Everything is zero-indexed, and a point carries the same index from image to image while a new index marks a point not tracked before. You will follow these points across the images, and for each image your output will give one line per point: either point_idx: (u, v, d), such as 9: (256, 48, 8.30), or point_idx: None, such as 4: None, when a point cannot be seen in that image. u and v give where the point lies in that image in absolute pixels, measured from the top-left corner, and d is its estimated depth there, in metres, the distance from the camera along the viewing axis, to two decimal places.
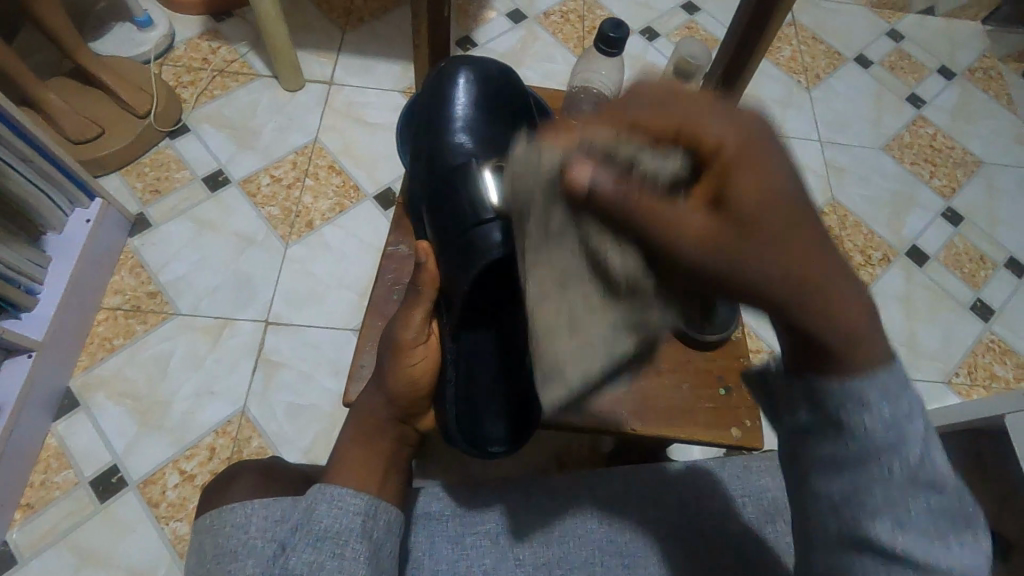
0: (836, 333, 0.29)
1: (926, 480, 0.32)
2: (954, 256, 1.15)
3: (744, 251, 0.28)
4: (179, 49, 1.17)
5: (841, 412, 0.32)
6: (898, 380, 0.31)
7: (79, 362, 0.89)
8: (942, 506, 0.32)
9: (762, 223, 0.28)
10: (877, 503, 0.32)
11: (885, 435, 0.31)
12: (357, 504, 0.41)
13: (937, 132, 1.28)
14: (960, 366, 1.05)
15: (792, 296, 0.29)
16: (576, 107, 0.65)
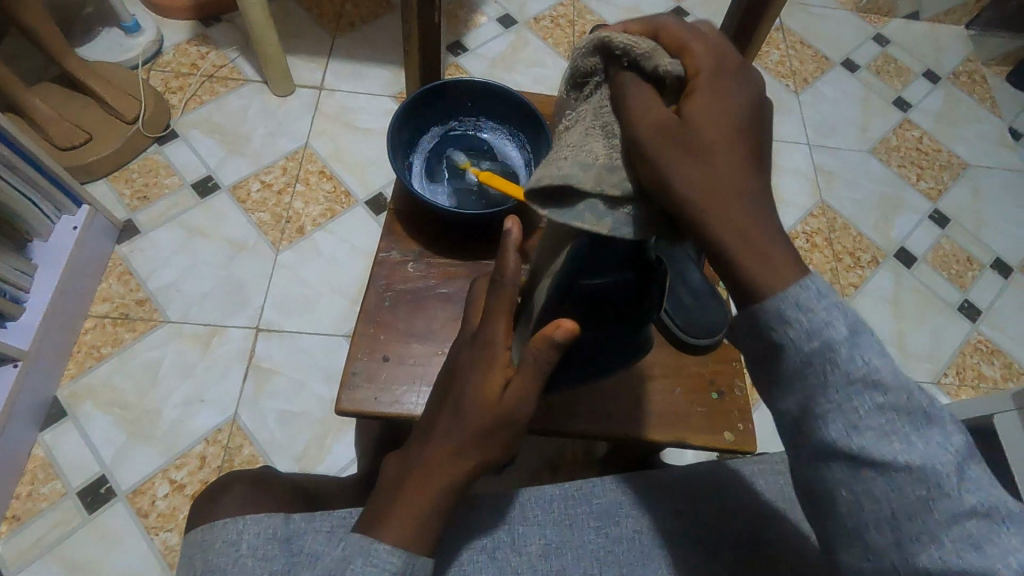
0: (734, 237, 0.32)
1: (882, 378, 0.32)
2: (941, 258, 1.16)
3: (712, 140, 0.32)
4: (167, 54, 1.16)
5: (761, 322, 0.33)
6: (827, 296, 0.32)
7: (67, 371, 0.88)
8: (900, 405, 0.32)
9: (707, 129, 0.33)
10: (833, 404, 0.33)
11: (811, 340, 0.32)
12: (393, 562, 0.38)
13: (923, 136, 1.29)
14: (949, 366, 1.06)
15: (699, 201, 0.32)
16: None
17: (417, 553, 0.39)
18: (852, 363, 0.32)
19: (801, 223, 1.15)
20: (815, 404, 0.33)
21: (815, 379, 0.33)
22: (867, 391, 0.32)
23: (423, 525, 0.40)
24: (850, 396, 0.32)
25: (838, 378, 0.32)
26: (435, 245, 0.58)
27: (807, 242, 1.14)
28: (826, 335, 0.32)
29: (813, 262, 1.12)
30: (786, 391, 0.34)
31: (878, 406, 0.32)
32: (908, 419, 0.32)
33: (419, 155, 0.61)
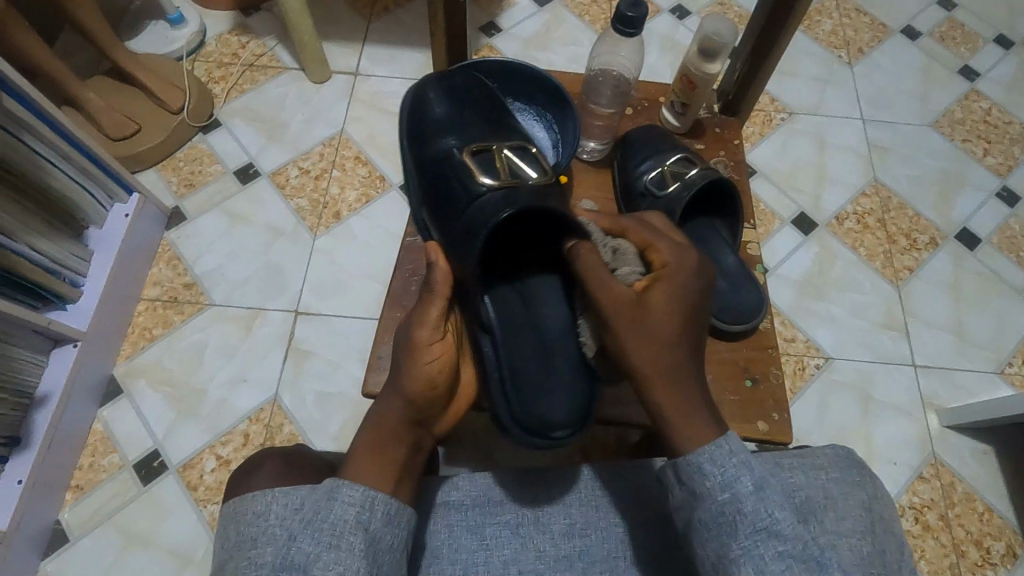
0: (671, 413, 0.43)
1: (781, 527, 0.37)
2: (1009, 239, 1.08)
3: (654, 326, 0.45)
4: (210, 44, 1.19)
5: (685, 474, 0.41)
6: (736, 454, 0.40)
7: (122, 352, 0.93)
8: (795, 554, 0.36)
9: (661, 318, 0.45)
10: (743, 546, 0.37)
11: (725, 490, 0.39)
12: (354, 496, 0.41)
13: (992, 107, 1.20)
14: (1014, 356, 0.99)
15: (656, 375, 0.44)
16: (596, 93, 0.60)
17: (375, 490, 0.42)
18: (755, 515, 0.37)
19: (852, 203, 1.09)
20: (728, 550, 0.38)
21: (727, 525, 0.38)
22: (766, 538, 0.37)
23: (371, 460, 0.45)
24: (751, 542, 0.37)
25: (743, 527, 0.37)
26: None
27: (857, 223, 1.08)
28: (734, 488, 0.39)
29: (864, 244, 1.06)
30: (704, 532, 0.39)
31: (777, 554, 0.36)
32: (801, 566, 0.36)
33: None
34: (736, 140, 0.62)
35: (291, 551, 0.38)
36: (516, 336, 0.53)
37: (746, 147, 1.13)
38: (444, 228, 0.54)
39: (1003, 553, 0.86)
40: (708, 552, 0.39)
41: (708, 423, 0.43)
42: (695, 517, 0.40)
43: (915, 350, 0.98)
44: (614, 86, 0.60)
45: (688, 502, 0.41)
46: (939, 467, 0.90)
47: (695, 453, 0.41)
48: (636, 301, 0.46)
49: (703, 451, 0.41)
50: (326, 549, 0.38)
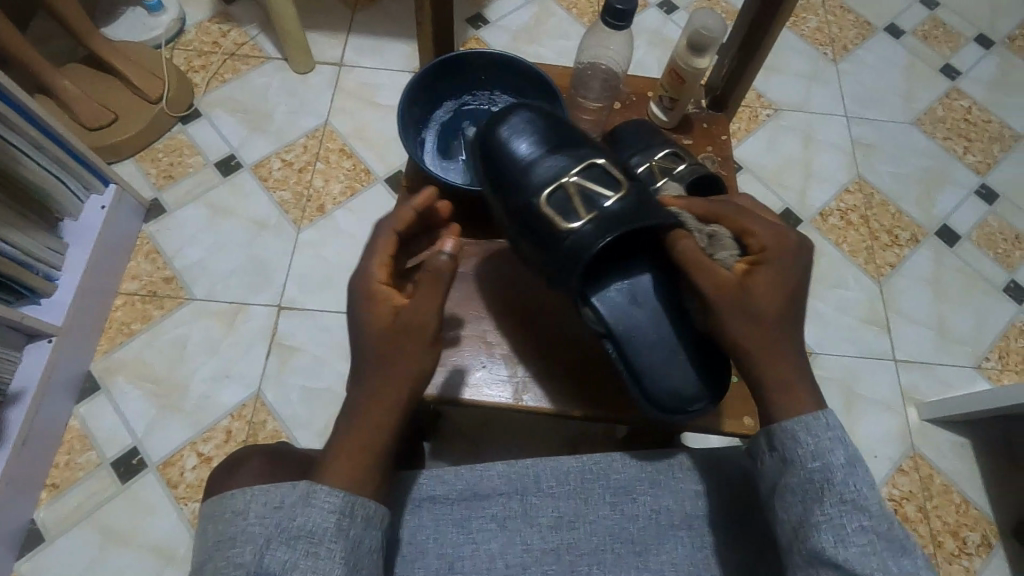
0: (776, 388, 0.44)
1: (867, 502, 0.39)
2: (988, 236, 1.10)
3: (759, 312, 0.44)
4: (190, 32, 1.16)
5: (778, 441, 0.43)
6: (834, 430, 0.42)
7: (99, 347, 0.91)
8: (880, 530, 0.39)
9: (763, 299, 0.44)
10: (827, 513, 0.39)
11: (816, 460, 0.41)
12: (332, 502, 0.41)
13: (972, 106, 1.22)
14: (991, 350, 1.01)
15: (756, 357, 0.44)
16: (585, 87, 0.61)
17: (354, 496, 0.41)
18: (843, 487, 0.40)
19: (836, 199, 1.10)
20: (812, 515, 0.40)
21: (812, 491, 0.40)
22: (852, 510, 0.39)
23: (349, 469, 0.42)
24: (837, 511, 0.39)
25: (830, 496, 0.40)
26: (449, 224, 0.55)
27: (841, 219, 1.09)
28: (826, 459, 0.41)
29: (848, 240, 1.07)
30: (789, 498, 0.41)
31: (861, 526, 0.39)
32: (884, 545, 0.38)
33: (432, 129, 0.58)
34: (724, 136, 0.62)
35: (268, 560, 0.38)
36: (633, 314, 0.48)
37: (733, 143, 1.13)
38: (523, 225, 0.49)
39: (979, 543, 0.87)
40: (787, 515, 0.41)
41: (808, 394, 0.44)
42: (782, 483, 0.42)
43: (896, 345, 1.00)
44: (603, 79, 0.61)
45: (781, 470, 0.42)
46: (918, 460, 0.92)
47: (789, 421, 0.43)
48: (743, 286, 0.45)
49: (797, 420, 0.42)
50: (303, 559, 0.38)
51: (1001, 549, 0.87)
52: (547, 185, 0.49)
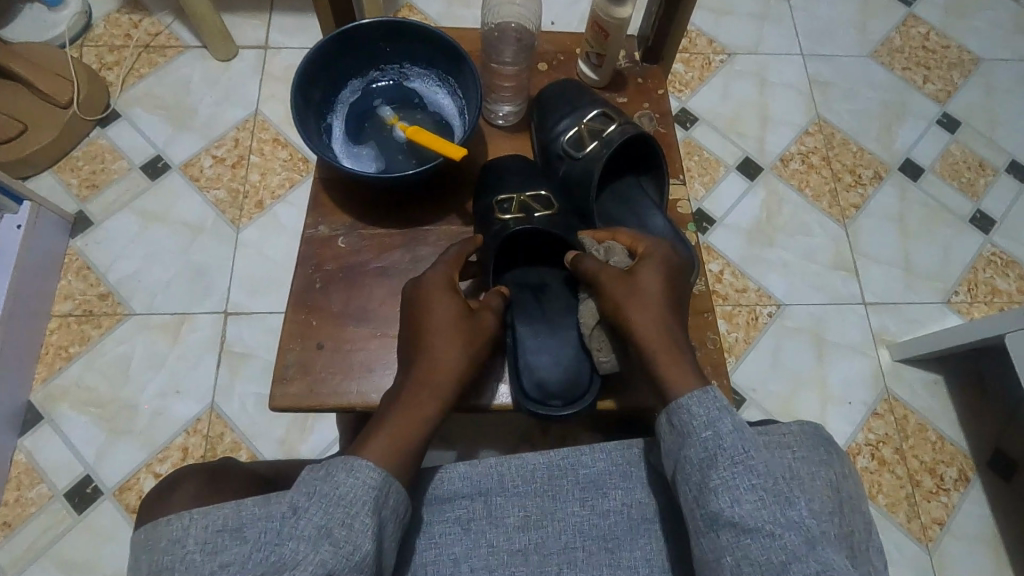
0: (665, 365, 0.42)
1: (757, 462, 0.37)
2: (951, 166, 1.07)
3: (643, 294, 0.44)
4: (98, 27, 1.07)
5: (676, 418, 0.40)
6: (718, 398, 0.40)
7: (38, 375, 0.86)
8: (770, 487, 0.36)
9: (647, 283, 0.45)
10: (721, 478, 0.37)
11: (708, 428, 0.39)
12: (372, 477, 0.38)
13: (930, 32, 1.17)
14: (960, 284, 0.99)
15: (645, 340, 0.43)
16: (498, 52, 0.55)
17: (394, 475, 0.39)
18: (733, 448, 0.38)
19: (797, 143, 1.07)
20: (709, 480, 0.37)
21: (705, 457, 0.38)
22: (742, 471, 0.37)
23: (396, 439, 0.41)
24: (730, 473, 0.37)
25: (722, 461, 0.38)
26: (368, 214, 0.51)
27: (803, 163, 1.05)
28: (718, 426, 0.39)
29: (810, 185, 1.04)
30: (687, 469, 0.39)
31: (752, 486, 0.36)
32: (775, 498, 0.36)
33: (340, 113, 0.52)
34: (659, 90, 0.58)
35: (302, 526, 0.35)
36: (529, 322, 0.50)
37: (686, 94, 1.09)
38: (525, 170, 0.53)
39: (956, 478, 0.87)
40: (686, 485, 0.39)
41: (693, 368, 0.42)
42: (677, 454, 0.40)
43: (865, 288, 0.98)
44: (515, 43, 0.55)
45: (675, 444, 0.40)
46: (892, 402, 0.91)
47: (683, 396, 0.40)
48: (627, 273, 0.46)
49: (691, 394, 0.40)
50: (339, 528, 0.35)
51: (977, 481, 0.87)
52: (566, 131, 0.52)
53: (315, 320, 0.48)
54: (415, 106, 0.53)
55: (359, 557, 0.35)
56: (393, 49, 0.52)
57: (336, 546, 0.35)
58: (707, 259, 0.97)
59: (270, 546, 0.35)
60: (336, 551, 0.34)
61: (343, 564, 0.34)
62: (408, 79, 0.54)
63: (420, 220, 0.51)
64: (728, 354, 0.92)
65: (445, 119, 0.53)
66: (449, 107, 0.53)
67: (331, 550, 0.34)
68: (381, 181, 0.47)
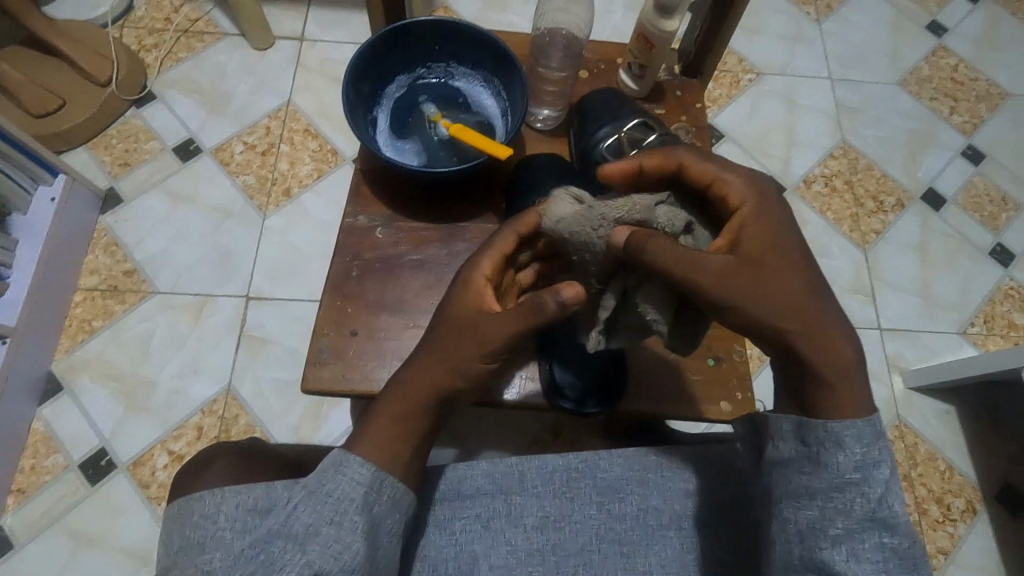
0: (823, 369, 0.39)
1: (892, 520, 0.38)
2: (974, 199, 1.07)
3: (775, 286, 0.40)
4: (140, 9, 1.09)
5: (817, 441, 0.39)
6: (878, 439, 0.39)
7: (60, 346, 0.87)
8: (897, 547, 0.37)
9: (773, 269, 0.40)
10: (850, 527, 0.38)
11: (856, 471, 0.38)
12: (362, 474, 0.39)
13: (959, 64, 1.18)
14: (977, 315, 0.99)
15: (792, 340, 0.40)
16: (546, 56, 0.58)
17: (388, 471, 0.40)
18: (876, 501, 0.38)
19: (821, 165, 1.07)
20: (830, 525, 0.38)
21: (840, 500, 0.38)
22: (875, 528, 0.38)
23: (390, 433, 0.41)
24: (859, 527, 0.38)
25: (858, 511, 0.38)
26: (408, 207, 0.52)
27: (826, 186, 1.06)
28: (869, 474, 0.38)
29: (832, 208, 1.04)
30: (804, 501, 0.39)
31: (879, 544, 0.37)
32: (897, 563, 0.37)
33: (385, 107, 0.53)
34: (698, 105, 0.59)
35: (291, 524, 0.36)
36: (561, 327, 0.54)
37: (714, 110, 1.09)
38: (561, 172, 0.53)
39: (963, 509, 0.87)
40: (797, 519, 0.39)
41: (859, 378, 0.40)
42: (799, 482, 0.39)
43: (882, 314, 0.98)
44: (564, 48, 0.58)
45: (800, 464, 0.40)
46: (903, 429, 0.91)
47: (835, 420, 0.39)
48: (743, 257, 0.41)
49: (844, 421, 0.39)
50: (329, 527, 0.37)
51: (984, 514, 0.87)
52: (606, 137, 0.53)
53: (352, 308, 0.48)
54: (460, 104, 0.54)
55: (348, 554, 0.36)
56: (443, 48, 0.53)
57: (321, 547, 0.36)
58: None
59: (263, 541, 0.36)
60: (323, 551, 0.36)
61: (329, 562, 0.36)
62: (454, 78, 0.55)
63: (457, 216, 0.52)
64: None
65: (488, 118, 0.53)
66: (493, 108, 0.54)
67: (318, 551, 0.36)
68: (424, 175, 0.48)
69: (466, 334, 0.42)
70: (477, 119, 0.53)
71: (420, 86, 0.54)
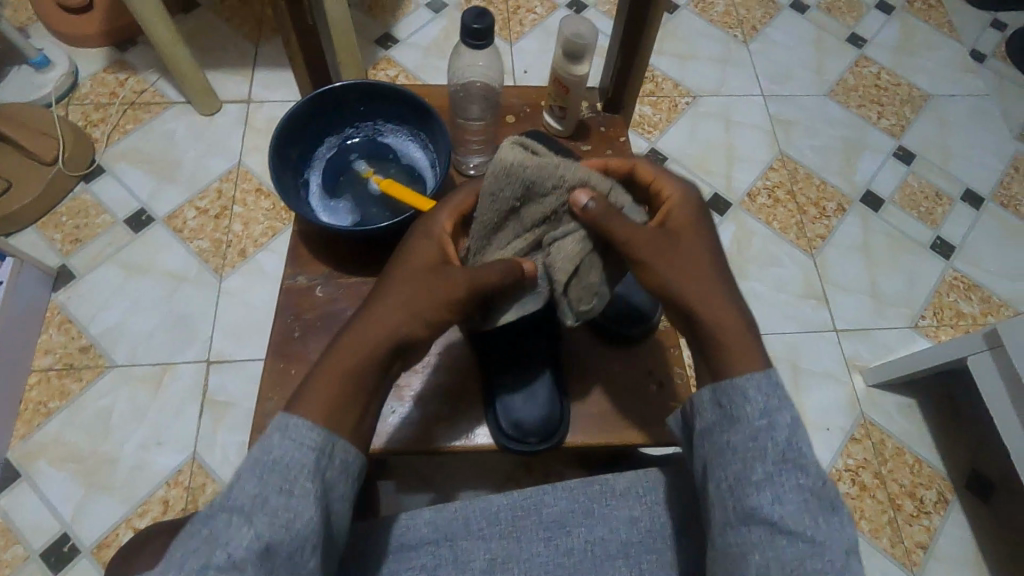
0: (728, 336, 0.44)
1: (805, 462, 0.41)
2: (910, 197, 1.12)
3: (687, 261, 0.45)
4: (84, 85, 1.11)
5: (726, 398, 0.42)
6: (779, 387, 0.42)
7: (16, 432, 0.85)
8: (814, 488, 0.40)
9: (690, 251, 0.46)
10: (767, 473, 0.40)
11: (762, 417, 0.41)
12: (310, 437, 0.39)
13: (881, 71, 1.25)
14: (926, 308, 1.03)
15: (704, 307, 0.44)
16: (465, 109, 0.59)
17: (338, 432, 0.40)
18: (784, 445, 0.41)
19: (762, 178, 1.11)
20: (750, 473, 0.40)
21: (755, 449, 0.41)
22: (792, 470, 0.40)
23: (329, 392, 0.41)
24: (777, 470, 0.40)
25: (772, 455, 0.41)
26: (346, 265, 0.53)
27: (769, 198, 1.10)
28: (775, 418, 0.41)
29: (777, 218, 1.08)
30: (726, 456, 0.41)
31: (798, 485, 0.40)
32: (817, 503, 0.40)
33: (316, 168, 0.55)
34: (622, 138, 0.61)
35: (242, 503, 0.37)
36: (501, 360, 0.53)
37: (655, 135, 1.14)
38: None
39: (936, 500, 0.89)
40: (726, 476, 0.41)
41: (756, 344, 0.44)
42: (720, 439, 0.42)
43: (835, 316, 1.01)
44: (482, 98, 0.59)
45: (720, 425, 0.42)
46: (868, 426, 0.93)
47: (739, 376, 0.42)
48: (665, 233, 0.46)
49: (747, 376, 0.42)
50: (285, 507, 0.37)
51: (957, 504, 0.88)
52: None
53: (292, 372, 0.49)
54: (389, 159, 0.55)
55: (301, 536, 0.37)
56: (367, 107, 0.55)
57: (275, 528, 0.36)
58: None
59: (209, 520, 0.37)
60: (270, 522, 0.36)
61: (281, 543, 0.36)
62: (382, 135, 0.56)
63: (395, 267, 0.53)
64: None
65: (417, 170, 0.55)
66: (421, 160, 0.55)
67: (268, 531, 0.36)
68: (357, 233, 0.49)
69: (422, 270, 0.44)
70: (406, 173, 0.55)
71: (349, 146, 0.56)
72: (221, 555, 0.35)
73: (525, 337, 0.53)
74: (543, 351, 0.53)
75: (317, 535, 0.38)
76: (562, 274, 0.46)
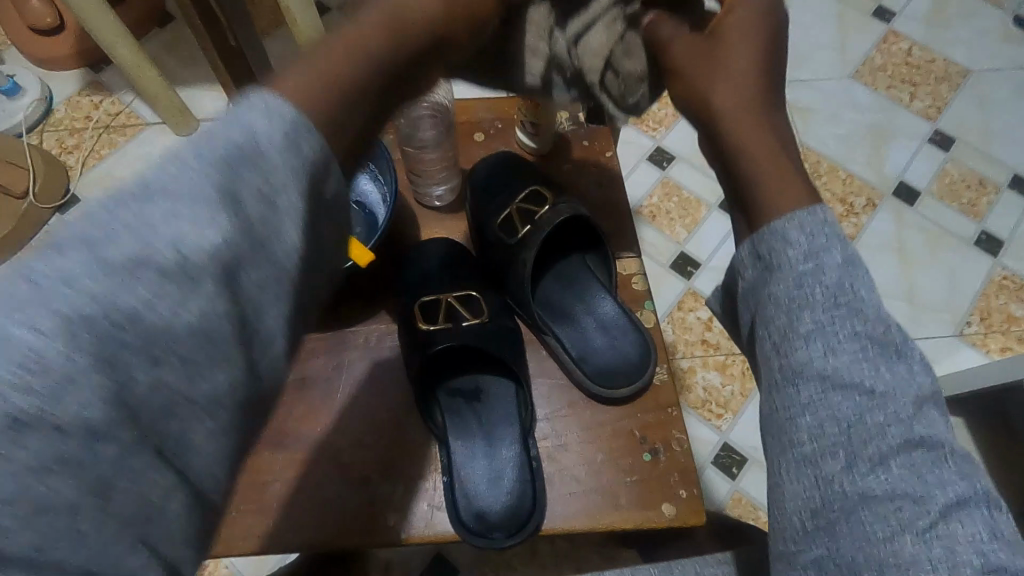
0: (762, 161, 0.35)
1: (864, 304, 0.32)
2: (949, 186, 1.01)
3: (731, 52, 0.37)
4: (58, 110, 1.06)
5: (765, 248, 0.34)
6: (827, 224, 0.33)
7: None
8: (874, 335, 0.32)
9: (735, 53, 0.37)
10: (816, 322, 0.32)
11: (807, 261, 0.33)
12: (272, 106, 0.25)
13: (912, 46, 1.13)
14: (971, 313, 0.92)
15: (740, 124, 0.36)
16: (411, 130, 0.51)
17: (319, 126, 0.26)
18: (835, 286, 0.32)
19: None
20: (797, 325, 0.32)
21: (802, 296, 0.32)
22: (850, 316, 0.32)
23: (321, 68, 0.27)
24: (831, 319, 0.32)
25: (820, 301, 0.32)
26: None
27: None
28: (824, 259, 0.33)
29: None
30: (769, 310, 0.33)
31: (853, 333, 0.32)
32: (878, 349, 0.32)
33: None
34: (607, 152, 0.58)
35: (199, 193, 0.22)
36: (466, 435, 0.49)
37: (661, 131, 1.04)
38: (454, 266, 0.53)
39: None
40: (769, 330, 0.34)
41: (800, 179, 0.35)
42: (763, 292, 0.34)
43: None
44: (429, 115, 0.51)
45: (764, 279, 0.34)
46: None
47: (779, 220, 0.34)
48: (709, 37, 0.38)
49: (788, 217, 0.33)
50: (271, 231, 0.24)
51: None
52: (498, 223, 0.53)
53: None
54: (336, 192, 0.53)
55: (283, 275, 0.25)
56: None
57: (252, 260, 0.23)
58: (694, 307, 0.91)
59: (122, 202, 0.22)
60: (263, 251, 0.24)
61: (259, 281, 0.24)
62: None
63: (349, 315, 0.51)
64: (724, 410, 0.85)
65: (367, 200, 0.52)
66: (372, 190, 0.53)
67: (242, 263, 0.23)
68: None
69: None
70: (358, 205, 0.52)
71: None
72: (162, 252, 0.21)
73: (496, 406, 0.50)
74: (515, 422, 0.49)
75: (303, 273, 0.26)
76: (595, 58, 0.40)
